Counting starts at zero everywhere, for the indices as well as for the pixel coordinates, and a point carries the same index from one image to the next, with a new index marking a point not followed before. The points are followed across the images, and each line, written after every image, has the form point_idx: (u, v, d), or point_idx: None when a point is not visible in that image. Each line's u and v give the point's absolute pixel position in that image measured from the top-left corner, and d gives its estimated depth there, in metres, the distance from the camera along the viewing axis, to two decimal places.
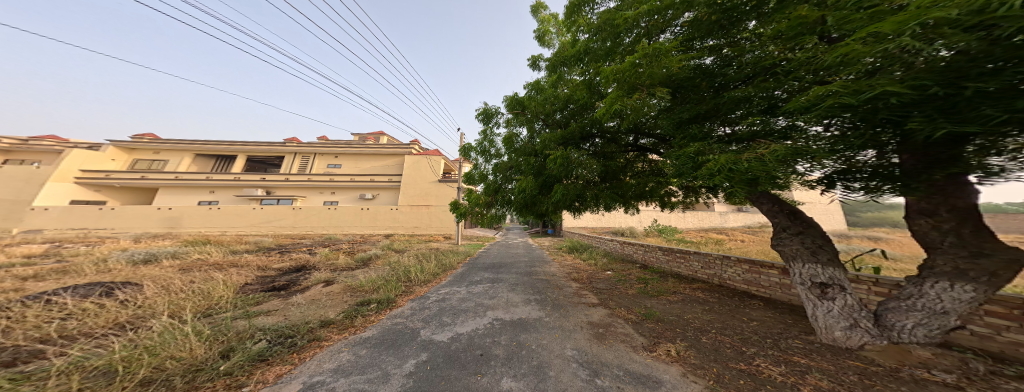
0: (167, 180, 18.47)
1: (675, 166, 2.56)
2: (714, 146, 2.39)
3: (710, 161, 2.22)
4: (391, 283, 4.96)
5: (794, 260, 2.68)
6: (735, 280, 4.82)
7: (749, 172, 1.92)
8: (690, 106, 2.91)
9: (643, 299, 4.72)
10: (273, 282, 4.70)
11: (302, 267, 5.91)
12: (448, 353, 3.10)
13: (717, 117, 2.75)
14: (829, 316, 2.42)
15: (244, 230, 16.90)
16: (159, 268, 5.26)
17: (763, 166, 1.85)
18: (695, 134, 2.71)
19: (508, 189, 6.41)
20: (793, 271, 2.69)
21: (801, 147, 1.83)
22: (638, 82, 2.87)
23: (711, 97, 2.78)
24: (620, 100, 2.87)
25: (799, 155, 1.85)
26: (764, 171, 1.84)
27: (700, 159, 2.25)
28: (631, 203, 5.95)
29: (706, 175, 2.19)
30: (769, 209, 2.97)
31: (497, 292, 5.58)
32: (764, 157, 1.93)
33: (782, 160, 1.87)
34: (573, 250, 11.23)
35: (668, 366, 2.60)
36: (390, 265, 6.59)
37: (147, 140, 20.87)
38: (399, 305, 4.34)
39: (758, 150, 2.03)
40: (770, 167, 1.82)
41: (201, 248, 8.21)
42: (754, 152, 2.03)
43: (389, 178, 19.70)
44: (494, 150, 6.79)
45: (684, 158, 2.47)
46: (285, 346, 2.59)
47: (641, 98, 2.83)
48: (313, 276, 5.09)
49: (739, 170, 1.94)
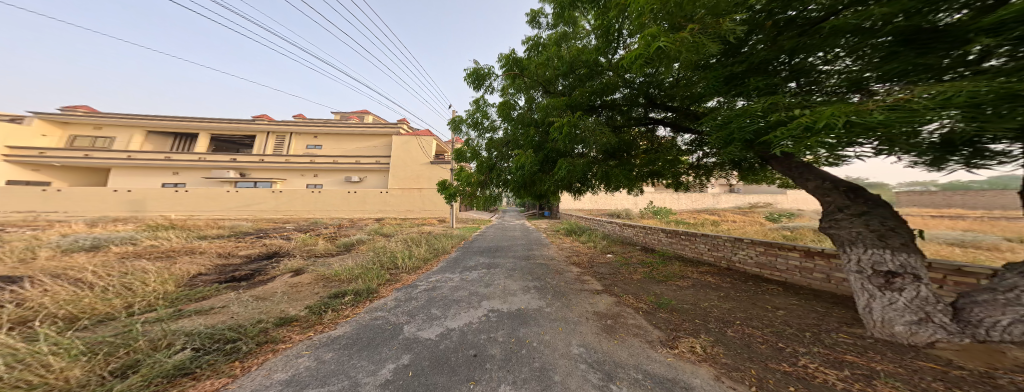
0: (124, 160, 16.81)
1: (731, 127, 2.06)
2: (791, 103, 1.90)
3: (801, 116, 1.70)
4: (372, 272, 4.42)
5: (851, 245, 2.23)
6: (746, 263, 4.47)
7: (875, 127, 1.41)
8: (745, 54, 2.40)
9: (651, 285, 4.36)
10: (233, 271, 4.08)
11: (273, 254, 5.26)
12: (435, 355, 2.63)
13: (779, 68, 2.32)
14: (890, 308, 2.03)
15: (219, 213, 15.74)
16: (95, 256, 4.50)
17: (906, 116, 1.31)
18: (759, 87, 2.26)
19: (504, 167, 5.92)
20: (848, 257, 2.26)
21: (965, 89, 1.27)
22: (689, 13, 2.29)
23: (786, 38, 2.21)
24: (664, 36, 2.22)
25: (962, 105, 1.30)
26: (904, 124, 1.33)
27: (777, 117, 1.74)
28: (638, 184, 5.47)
29: (781, 137, 1.67)
30: (815, 185, 2.50)
31: (494, 278, 5.16)
32: (899, 105, 1.39)
33: (935, 108, 1.32)
34: (571, 233, 10.95)
35: (696, 368, 2.23)
36: (375, 250, 6.04)
37: (94, 114, 18.68)
38: (381, 296, 3.86)
39: (886, 99, 1.53)
40: (921, 118, 1.30)
41: (159, 233, 7.35)
42: (874, 103, 1.53)
43: (377, 159, 18.70)
44: (487, 122, 6.15)
45: (748, 118, 1.96)
46: (222, 353, 2.00)
47: (692, 35, 2.23)
48: (282, 264, 4.48)
49: (866, 122, 1.39)
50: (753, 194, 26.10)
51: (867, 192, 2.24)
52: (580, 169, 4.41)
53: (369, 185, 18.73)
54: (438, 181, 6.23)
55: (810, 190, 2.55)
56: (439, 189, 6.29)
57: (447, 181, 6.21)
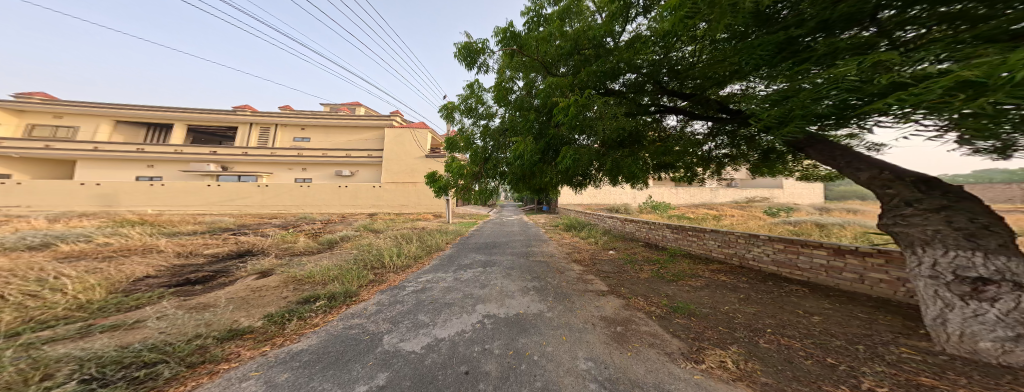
0: (88, 152, 15.83)
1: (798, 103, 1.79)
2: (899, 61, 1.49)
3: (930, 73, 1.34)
4: (352, 272, 3.96)
5: (926, 247, 1.87)
6: (760, 261, 4.14)
7: None
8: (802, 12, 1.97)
9: (660, 286, 3.99)
10: (191, 272, 3.58)
11: (244, 252, 4.76)
12: (418, 372, 2.19)
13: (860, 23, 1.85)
14: (975, 321, 1.62)
15: (200, 209, 14.94)
16: (33, 256, 3.94)
17: None
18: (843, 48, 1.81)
19: (500, 158, 5.49)
20: (922, 259, 1.91)
21: None
22: None
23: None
24: None
25: None
26: None
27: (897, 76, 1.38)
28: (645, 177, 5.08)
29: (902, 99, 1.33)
30: (870, 176, 2.17)
31: (489, 278, 4.77)
32: None
33: None
34: (571, 228, 10.62)
35: (730, 389, 1.84)
36: (360, 247, 5.58)
37: (63, 103, 17.50)
38: (361, 299, 3.45)
39: None
40: None
41: (124, 229, 6.73)
42: None
43: (369, 153, 18.06)
44: (482, 108, 5.69)
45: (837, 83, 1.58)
46: (130, 383, 1.55)
47: None
48: (250, 263, 3.99)
49: None
50: (751, 188, 26.04)
51: (943, 182, 1.90)
52: (586, 159, 4.00)
53: (361, 179, 18.07)
54: (426, 173, 5.74)
55: (864, 182, 2.22)
56: (429, 181, 5.79)
57: (436, 173, 5.71)
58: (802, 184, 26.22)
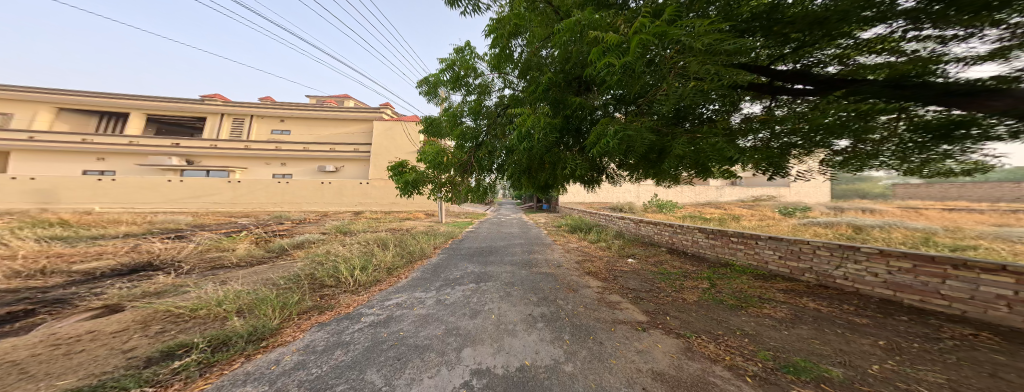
0: (21, 141, 14.28)
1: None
2: None
3: None
4: (276, 298, 2.67)
5: None
6: (858, 280, 2.96)
7: None
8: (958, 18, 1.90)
9: (723, 316, 2.80)
10: (10, 298, 2.27)
11: (143, 265, 3.45)
12: None
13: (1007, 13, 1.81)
14: None
15: (161, 206, 13.41)
16: None
17: None
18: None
19: (495, 143, 4.18)
20: None
21: None
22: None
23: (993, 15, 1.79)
24: None
25: None
26: None
27: None
28: (671, 177, 3.90)
29: None
30: None
31: (481, 300, 3.55)
32: None
33: None
34: (575, 229, 9.50)
35: None
36: (316, 256, 4.33)
37: (10, 89, 15.80)
38: (278, 344, 2.20)
39: None
40: None
41: (18, 231, 5.31)
42: None
43: (356, 148, 16.77)
44: (475, 79, 4.44)
45: None
46: None
47: None
48: (125, 283, 2.69)
49: None
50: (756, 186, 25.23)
51: None
52: (644, 139, 2.48)
53: (346, 175, 16.68)
54: (392, 162, 4.43)
55: None
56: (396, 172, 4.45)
57: (405, 162, 4.42)
58: (811, 183, 25.33)
